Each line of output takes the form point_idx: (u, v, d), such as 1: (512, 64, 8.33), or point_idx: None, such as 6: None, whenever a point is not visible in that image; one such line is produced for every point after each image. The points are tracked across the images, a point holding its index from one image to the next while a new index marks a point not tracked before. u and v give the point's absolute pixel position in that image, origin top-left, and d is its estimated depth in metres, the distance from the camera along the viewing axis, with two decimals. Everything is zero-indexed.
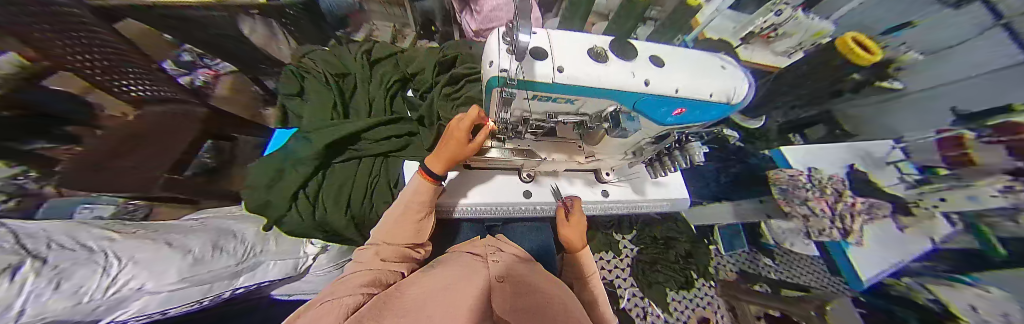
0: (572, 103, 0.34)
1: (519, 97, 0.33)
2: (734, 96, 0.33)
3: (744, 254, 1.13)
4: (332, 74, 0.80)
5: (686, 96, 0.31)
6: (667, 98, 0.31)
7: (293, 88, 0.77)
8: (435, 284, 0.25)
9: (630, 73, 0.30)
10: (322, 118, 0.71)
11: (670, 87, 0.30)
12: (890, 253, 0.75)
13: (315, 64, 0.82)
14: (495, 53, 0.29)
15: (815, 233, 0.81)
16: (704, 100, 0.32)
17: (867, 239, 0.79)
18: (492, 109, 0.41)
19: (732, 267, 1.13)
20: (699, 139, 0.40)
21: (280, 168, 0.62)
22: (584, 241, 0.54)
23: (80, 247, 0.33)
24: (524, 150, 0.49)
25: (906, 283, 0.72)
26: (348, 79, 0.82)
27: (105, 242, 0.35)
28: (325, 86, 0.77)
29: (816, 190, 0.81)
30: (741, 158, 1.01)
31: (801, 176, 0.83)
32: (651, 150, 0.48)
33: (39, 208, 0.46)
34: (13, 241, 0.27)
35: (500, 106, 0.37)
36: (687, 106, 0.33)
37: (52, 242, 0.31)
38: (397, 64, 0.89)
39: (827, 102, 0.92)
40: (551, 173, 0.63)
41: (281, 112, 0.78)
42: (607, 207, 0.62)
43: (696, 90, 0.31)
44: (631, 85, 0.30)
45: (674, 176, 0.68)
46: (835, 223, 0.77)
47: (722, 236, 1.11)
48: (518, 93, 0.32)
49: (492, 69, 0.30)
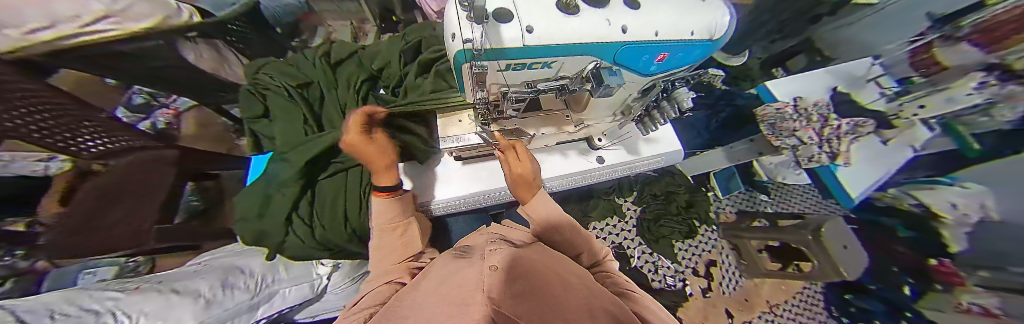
0: (549, 67, 0.33)
1: (492, 69, 0.32)
2: (716, 31, 0.32)
3: (741, 195, 1.16)
4: (293, 85, 0.75)
5: (667, 38, 0.30)
6: (648, 43, 0.30)
7: (257, 109, 0.73)
8: (434, 287, 0.23)
9: (605, 21, 0.28)
10: (295, 134, 0.67)
11: (650, 31, 0.29)
12: (878, 166, 0.80)
13: (271, 78, 0.76)
14: (456, 23, 0.26)
15: (805, 160, 0.80)
16: (686, 41, 0.31)
17: (855, 159, 0.81)
18: (466, 87, 0.38)
19: (732, 209, 1.15)
20: (686, 86, 0.40)
21: (269, 194, 0.60)
22: (536, 187, 0.45)
23: (85, 312, 0.31)
24: (513, 130, 0.49)
25: (891, 193, 0.81)
26: (312, 88, 0.77)
27: (109, 302, 0.34)
28: (290, 100, 0.72)
29: (802, 118, 0.79)
30: (728, 102, 1.01)
31: (788, 108, 0.80)
32: (638, 107, 0.48)
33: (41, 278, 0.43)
34: (14, 317, 0.25)
35: (476, 83, 0.35)
36: (669, 50, 0.32)
37: (54, 312, 0.29)
38: (360, 63, 0.83)
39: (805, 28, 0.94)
40: (544, 149, 0.60)
41: (253, 139, 0.74)
42: (606, 173, 0.63)
43: (677, 30, 0.30)
44: (609, 34, 0.28)
45: (664, 130, 0.68)
46: (824, 149, 0.77)
47: (719, 181, 1.13)
48: (489, 65, 0.30)
49: (457, 43, 0.28)
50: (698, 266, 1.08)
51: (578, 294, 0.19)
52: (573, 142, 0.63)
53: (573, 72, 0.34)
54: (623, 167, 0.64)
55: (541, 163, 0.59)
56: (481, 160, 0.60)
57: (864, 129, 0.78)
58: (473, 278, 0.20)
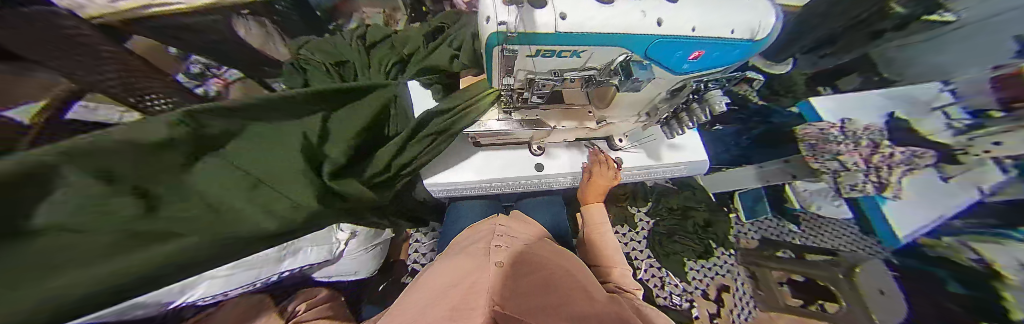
0: (577, 57, 0.33)
1: (521, 55, 0.32)
2: (758, 31, 0.30)
3: (766, 221, 1.06)
4: (331, 63, 0.80)
5: (704, 35, 0.29)
6: (683, 38, 0.29)
7: (297, 81, 0.79)
8: (441, 278, 0.27)
9: (640, 13, 0.27)
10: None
11: (687, 25, 0.28)
12: (924, 213, 0.72)
13: (314, 55, 0.82)
14: (491, 7, 0.27)
15: (847, 189, 0.79)
16: (725, 39, 0.30)
17: (905, 191, 0.75)
18: (493, 74, 0.39)
19: (755, 235, 1.06)
20: (720, 88, 0.38)
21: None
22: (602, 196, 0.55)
23: None
24: (532, 121, 0.49)
25: (947, 242, 0.68)
26: (346, 67, 0.82)
27: None
28: (328, 75, 0.77)
29: (849, 141, 0.76)
30: (765, 119, 0.94)
31: (833, 129, 0.79)
32: (665, 109, 0.47)
33: None
34: None
35: (503, 68, 0.35)
36: (707, 47, 0.31)
37: None
38: (392, 46, 0.87)
39: (864, 44, 0.83)
40: (561, 144, 0.63)
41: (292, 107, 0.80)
42: (624, 176, 0.62)
43: (717, 27, 0.29)
44: (643, 26, 0.27)
45: (690, 136, 0.66)
46: (869, 177, 0.76)
47: (743, 201, 1.05)
48: (519, 50, 0.31)
49: (489, 26, 0.28)
50: (709, 289, 1.01)
51: (582, 308, 0.21)
52: (591, 140, 0.63)
53: (603, 63, 0.34)
54: (641, 171, 0.62)
55: (556, 157, 0.61)
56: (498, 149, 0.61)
57: (921, 161, 0.72)
58: (477, 275, 0.23)
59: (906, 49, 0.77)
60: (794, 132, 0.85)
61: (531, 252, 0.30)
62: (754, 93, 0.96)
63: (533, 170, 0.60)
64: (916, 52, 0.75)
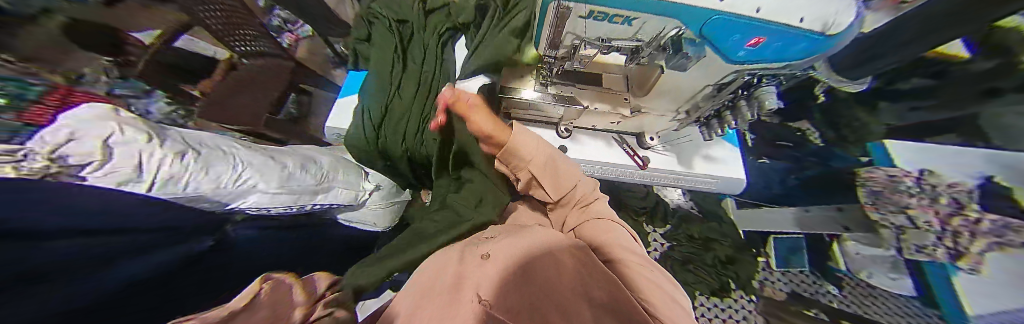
0: (628, 25, 0.35)
1: (575, 14, 0.35)
2: (835, 26, 0.28)
3: (802, 275, 0.92)
4: (394, 20, 0.86)
5: (766, 18, 0.28)
6: (743, 19, 0.29)
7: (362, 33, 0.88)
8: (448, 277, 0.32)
9: None
10: (387, 59, 0.78)
11: (751, 5, 0.28)
12: (998, 300, 0.57)
13: (381, 10, 0.89)
14: None
15: (910, 250, 0.65)
16: (790, 27, 0.29)
17: (987, 267, 0.58)
18: (544, 37, 0.42)
19: (783, 287, 0.92)
20: (772, 85, 0.38)
21: (362, 107, 0.71)
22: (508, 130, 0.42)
23: (220, 149, 0.41)
24: (565, 98, 0.50)
25: None
26: (405, 26, 0.88)
27: (234, 147, 0.45)
28: (390, 32, 0.84)
29: (923, 196, 0.63)
30: (824, 161, 0.83)
31: (906, 178, 0.67)
32: (707, 106, 0.47)
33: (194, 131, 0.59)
34: (179, 138, 0.37)
35: (555, 29, 0.38)
36: (768, 34, 0.30)
37: (204, 142, 0.40)
38: (448, 15, 0.92)
39: (976, 104, 0.60)
40: (588, 132, 0.63)
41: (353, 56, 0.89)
42: (648, 175, 0.61)
43: (782, 13, 0.28)
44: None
45: (728, 151, 0.63)
46: (943, 242, 0.60)
47: (778, 248, 0.95)
48: (576, 8, 0.34)
49: None
50: None
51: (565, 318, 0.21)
52: (621, 133, 0.63)
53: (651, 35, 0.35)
54: (669, 176, 0.61)
55: (581, 143, 0.62)
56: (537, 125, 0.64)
57: (1020, 237, 0.51)
58: (478, 278, 0.28)
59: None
60: (857, 173, 0.75)
61: (530, 259, 0.30)
62: (815, 132, 0.86)
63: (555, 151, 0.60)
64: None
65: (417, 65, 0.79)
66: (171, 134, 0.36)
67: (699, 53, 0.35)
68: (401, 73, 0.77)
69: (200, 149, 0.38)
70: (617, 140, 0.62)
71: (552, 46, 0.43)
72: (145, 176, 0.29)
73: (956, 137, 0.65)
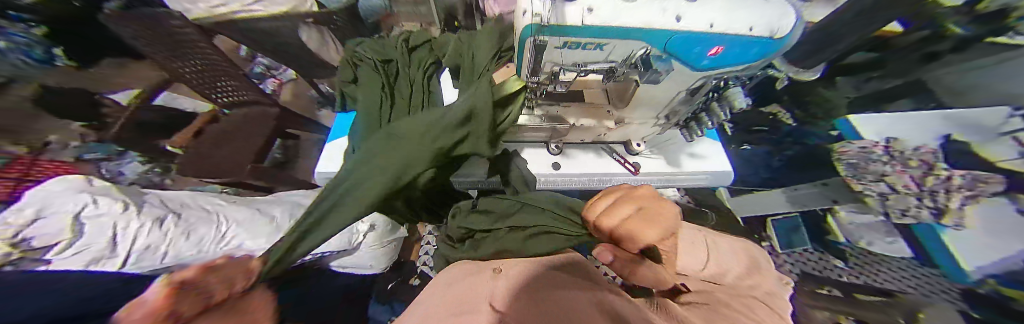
0: (600, 49, 0.36)
1: (550, 45, 0.37)
2: (779, 30, 0.31)
3: (805, 254, 0.91)
4: (379, 60, 0.89)
5: (721, 31, 0.30)
6: (700, 34, 0.30)
7: (348, 75, 0.89)
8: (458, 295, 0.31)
9: (659, 9, 0.30)
10: (374, 97, 0.78)
11: (704, 21, 0.29)
12: (988, 250, 0.54)
13: (365, 53, 0.91)
14: (528, 1, 0.32)
15: (898, 214, 0.69)
16: (743, 36, 0.31)
17: (971, 221, 0.57)
18: (524, 64, 0.44)
19: (793, 268, 0.90)
20: (739, 86, 0.41)
21: (352, 148, 0.70)
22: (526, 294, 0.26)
23: (205, 209, 0.59)
24: (552, 117, 0.53)
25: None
26: (390, 64, 0.90)
27: (216, 206, 0.61)
28: (376, 71, 0.86)
29: (895, 162, 0.69)
30: (798, 139, 0.89)
31: (876, 148, 0.72)
32: (685, 112, 0.50)
33: (184, 195, 0.62)
34: (164, 207, 0.54)
35: (533, 58, 0.40)
36: (725, 43, 0.32)
37: (190, 207, 0.58)
38: (432, 50, 0.95)
39: (918, 68, 0.65)
40: (578, 145, 0.66)
41: (341, 98, 0.90)
42: (641, 181, 0.63)
43: (734, 24, 0.30)
44: (661, 21, 0.30)
45: (712, 148, 0.66)
46: (924, 202, 0.63)
47: (777, 230, 0.96)
48: (549, 40, 0.35)
49: (525, 18, 0.33)
50: None
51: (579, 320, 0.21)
52: (608, 143, 0.65)
53: (620, 58, 0.38)
54: (662, 178, 0.62)
55: (574, 156, 0.64)
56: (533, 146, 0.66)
57: (989, 187, 0.52)
58: (488, 292, 0.28)
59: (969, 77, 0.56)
60: (833, 149, 0.80)
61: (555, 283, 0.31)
62: (787, 114, 0.91)
63: (551, 168, 0.62)
64: (981, 76, 0.55)
65: (404, 100, 0.79)
66: (158, 206, 0.53)
67: (666, 67, 0.37)
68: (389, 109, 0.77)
69: (181, 213, 0.55)
70: (606, 150, 0.64)
71: (533, 73, 0.44)
72: (117, 250, 0.42)
73: (909, 103, 0.67)
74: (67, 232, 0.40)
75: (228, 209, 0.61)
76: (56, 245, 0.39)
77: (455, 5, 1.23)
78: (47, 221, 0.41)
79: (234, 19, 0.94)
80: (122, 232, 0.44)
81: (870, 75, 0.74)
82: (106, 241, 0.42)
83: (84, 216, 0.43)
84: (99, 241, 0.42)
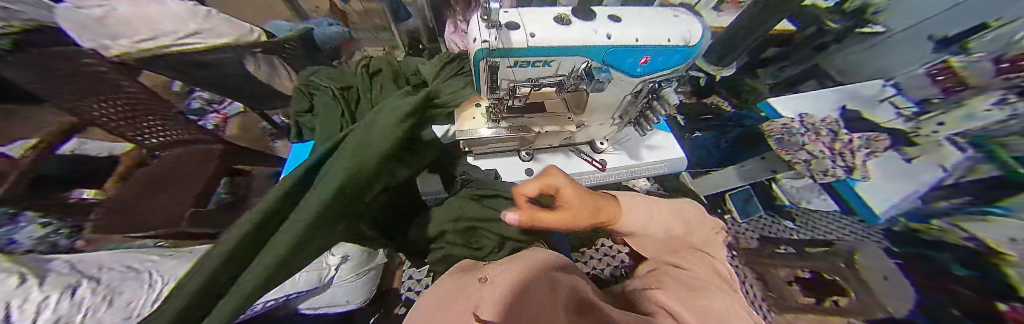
0: (549, 66, 0.40)
1: (503, 66, 0.40)
2: (691, 39, 0.37)
3: (761, 219, 0.92)
4: (337, 88, 0.85)
5: (646, 44, 0.36)
6: (629, 47, 0.36)
7: (304, 105, 0.84)
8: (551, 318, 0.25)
9: (592, 30, 0.35)
10: (334, 126, 0.75)
11: (630, 37, 0.35)
12: (896, 190, 0.71)
13: (322, 81, 0.88)
14: (476, 30, 0.35)
15: (818, 175, 0.80)
16: (664, 46, 0.37)
17: (873, 173, 0.75)
18: (483, 84, 0.47)
19: (752, 235, 0.88)
20: (670, 85, 0.47)
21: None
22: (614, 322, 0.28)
23: (130, 268, 0.44)
24: (520, 129, 0.54)
25: (941, 224, 0.61)
26: (350, 91, 0.87)
27: (147, 263, 0.47)
28: (335, 99, 0.82)
29: (809, 133, 0.81)
30: (736, 122, 0.99)
31: (793, 123, 0.85)
32: (634, 112, 0.54)
33: (94, 256, 0.47)
34: (75, 267, 0.41)
35: (490, 78, 0.43)
36: (650, 53, 0.37)
37: (115, 266, 0.44)
38: (394, 73, 0.94)
39: (816, 56, 0.89)
40: (547, 150, 0.68)
41: (296, 129, 0.84)
42: (608, 176, 0.67)
43: (655, 38, 0.36)
44: (594, 40, 0.35)
45: (666, 139, 0.72)
46: (837, 162, 0.77)
47: (734, 201, 0.98)
48: (501, 62, 0.39)
49: (476, 45, 0.36)
50: None
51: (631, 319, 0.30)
52: (575, 145, 0.69)
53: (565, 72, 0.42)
54: (626, 170, 0.68)
55: (545, 162, 0.67)
56: (502, 156, 0.68)
57: (880, 144, 0.73)
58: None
59: (852, 57, 0.82)
60: (763, 128, 0.91)
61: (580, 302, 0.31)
62: (724, 102, 1.04)
63: (524, 175, 0.65)
64: (867, 55, 0.79)
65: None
66: (66, 269, 0.39)
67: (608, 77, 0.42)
68: (353, 137, 0.74)
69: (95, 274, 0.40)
70: (573, 151, 0.68)
71: (492, 91, 0.47)
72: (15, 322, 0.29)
73: None
74: None
75: (165, 264, 0.48)
76: None
77: (417, 29, 1.25)
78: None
79: (165, 53, 0.84)
80: (19, 308, 0.30)
81: None
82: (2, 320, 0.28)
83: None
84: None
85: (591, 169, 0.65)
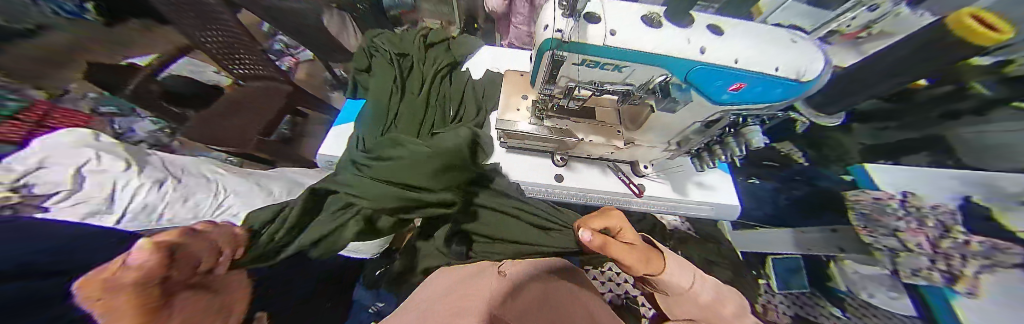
0: (620, 71, 0.37)
1: (569, 62, 0.38)
2: (805, 73, 0.32)
3: (801, 296, 0.86)
4: (394, 52, 0.90)
5: (747, 68, 0.31)
6: (724, 69, 0.32)
7: (363, 62, 0.90)
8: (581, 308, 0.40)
9: (685, 39, 0.31)
10: (384, 89, 0.80)
11: (729, 57, 0.31)
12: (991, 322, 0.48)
13: (382, 43, 0.93)
14: (552, 17, 0.34)
15: (908, 272, 0.62)
16: (769, 76, 0.32)
17: (984, 289, 0.49)
18: (538, 79, 0.45)
19: (787, 311, 0.86)
20: (759, 123, 0.39)
21: (358, 136, 0.71)
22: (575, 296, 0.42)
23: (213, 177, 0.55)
24: (561, 130, 0.51)
25: None
26: (406, 58, 0.91)
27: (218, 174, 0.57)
28: (390, 62, 0.87)
29: (909, 218, 0.62)
30: (810, 180, 0.86)
31: (891, 201, 0.66)
32: (697, 140, 0.49)
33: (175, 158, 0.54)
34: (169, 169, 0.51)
35: (549, 74, 0.41)
36: (747, 80, 0.33)
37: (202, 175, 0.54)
38: (449, 49, 0.97)
39: (937, 125, 0.60)
40: (584, 159, 0.66)
41: (353, 85, 0.92)
42: (645, 203, 0.62)
43: (759, 63, 0.31)
44: (687, 51, 0.31)
45: (722, 179, 0.65)
46: (935, 263, 0.57)
47: (777, 268, 0.92)
48: (569, 57, 0.36)
49: (548, 32, 0.34)
50: None
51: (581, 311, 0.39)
52: (617, 162, 0.65)
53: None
54: (666, 202, 0.62)
55: (579, 171, 0.64)
56: (536, 155, 0.67)
57: (1006, 258, 0.46)
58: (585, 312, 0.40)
59: (993, 137, 0.50)
60: (845, 197, 0.76)
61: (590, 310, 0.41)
62: (798, 152, 0.90)
63: (554, 180, 0.63)
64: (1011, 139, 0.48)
65: (414, 94, 0.81)
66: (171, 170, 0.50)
67: (687, 97, 0.38)
68: (399, 102, 0.78)
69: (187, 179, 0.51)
70: (612, 168, 0.64)
71: (548, 86, 0.44)
72: (114, 209, 0.39)
73: (925, 157, 0.62)
74: (67, 190, 0.35)
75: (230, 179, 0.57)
76: (50, 200, 0.34)
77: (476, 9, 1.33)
78: (43, 181, 0.35)
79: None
80: (116, 194, 0.40)
81: (885, 125, 0.69)
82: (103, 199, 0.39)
83: (81, 174, 0.38)
84: (100, 195, 0.39)
85: (628, 193, 0.61)
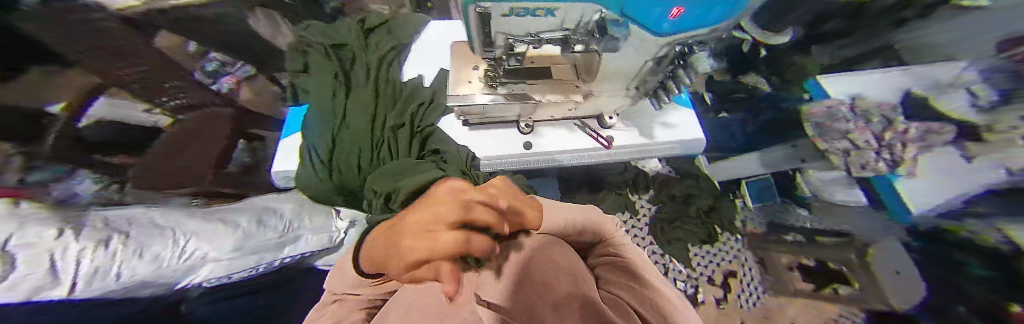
0: (552, 15, 0.35)
1: (498, 14, 0.35)
2: None
3: (775, 206, 0.98)
4: (330, 46, 0.82)
5: None
6: None
7: (297, 64, 0.81)
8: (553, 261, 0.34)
9: None
10: (327, 88, 0.73)
11: None
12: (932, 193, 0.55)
13: (313, 38, 0.84)
14: None
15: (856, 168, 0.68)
16: None
17: (922, 169, 0.56)
18: (477, 38, 0.42)
19: (760, 222, 1.08)
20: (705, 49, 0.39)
21: (308, 147, 0.67)
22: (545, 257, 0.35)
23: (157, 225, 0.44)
24: (517, 95, 0.50)
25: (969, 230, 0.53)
26: (345, 50, 0.84)
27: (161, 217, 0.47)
28: (327, 57, 0.80)
29: (857, 119, 0.65)
30: (772, 104, 0.89)
31: (841, 106, 0.69)
32: (653, 80, 0.49)
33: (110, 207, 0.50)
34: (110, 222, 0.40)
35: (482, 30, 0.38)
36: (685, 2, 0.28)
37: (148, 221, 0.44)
38: (390, 30, 0.90)
39: (886, 35, 0.59)
40: (551, 122, 0.65)
41: (294, 91, 0.83)
42: (615, 154, 0.64)
43: None
44: None
45: (687, 117, 0.66)
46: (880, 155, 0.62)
47: (750, 189, 1.05)
48: (495, 7, 0.33)
49: None
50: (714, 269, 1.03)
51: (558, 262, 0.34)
52: (582, 118, 0.65)
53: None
54: (634, 149, 0.64)
55: (547, 134, 0.64)
56: (503, 126, 0.66)
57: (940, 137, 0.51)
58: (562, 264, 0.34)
59: (924, 36, 0.52)
60: (803, 111, 0.79)
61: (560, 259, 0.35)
62: (762, 81, 0.91)
63: (523, 148, 0.63)
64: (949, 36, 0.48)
65: (363, 88, 0.76)
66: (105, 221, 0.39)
67: (626, 32, 0.35)
68: (346, 100, 0.73)
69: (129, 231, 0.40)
70: (578, 125, 0.65)
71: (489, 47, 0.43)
72: (64, 277, 0.31)
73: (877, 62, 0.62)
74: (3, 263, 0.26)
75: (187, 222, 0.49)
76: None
77: None
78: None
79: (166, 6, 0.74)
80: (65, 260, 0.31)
81: (837, 43, 0.69)
82: (49, 269, 0.30)
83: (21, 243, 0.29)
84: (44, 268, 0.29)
85: (598, 147, 0.62)
